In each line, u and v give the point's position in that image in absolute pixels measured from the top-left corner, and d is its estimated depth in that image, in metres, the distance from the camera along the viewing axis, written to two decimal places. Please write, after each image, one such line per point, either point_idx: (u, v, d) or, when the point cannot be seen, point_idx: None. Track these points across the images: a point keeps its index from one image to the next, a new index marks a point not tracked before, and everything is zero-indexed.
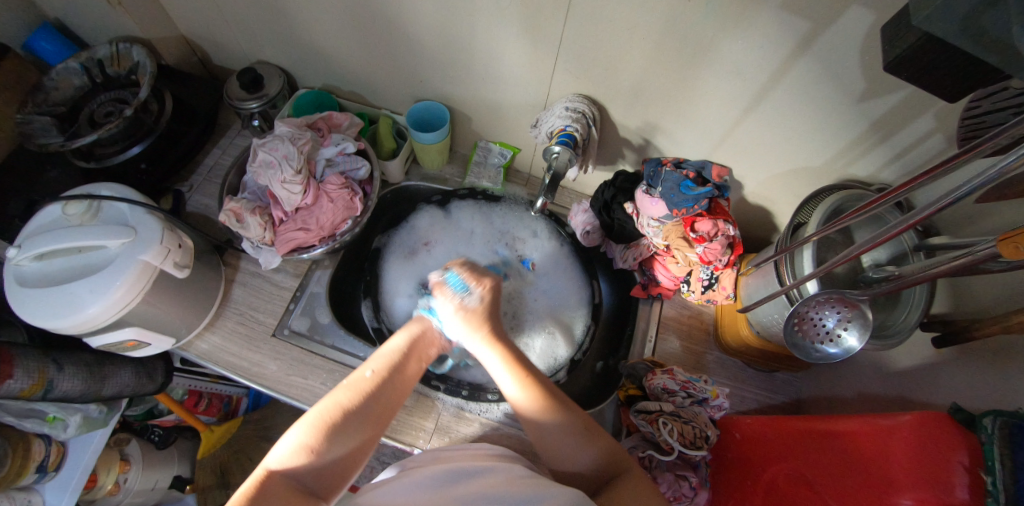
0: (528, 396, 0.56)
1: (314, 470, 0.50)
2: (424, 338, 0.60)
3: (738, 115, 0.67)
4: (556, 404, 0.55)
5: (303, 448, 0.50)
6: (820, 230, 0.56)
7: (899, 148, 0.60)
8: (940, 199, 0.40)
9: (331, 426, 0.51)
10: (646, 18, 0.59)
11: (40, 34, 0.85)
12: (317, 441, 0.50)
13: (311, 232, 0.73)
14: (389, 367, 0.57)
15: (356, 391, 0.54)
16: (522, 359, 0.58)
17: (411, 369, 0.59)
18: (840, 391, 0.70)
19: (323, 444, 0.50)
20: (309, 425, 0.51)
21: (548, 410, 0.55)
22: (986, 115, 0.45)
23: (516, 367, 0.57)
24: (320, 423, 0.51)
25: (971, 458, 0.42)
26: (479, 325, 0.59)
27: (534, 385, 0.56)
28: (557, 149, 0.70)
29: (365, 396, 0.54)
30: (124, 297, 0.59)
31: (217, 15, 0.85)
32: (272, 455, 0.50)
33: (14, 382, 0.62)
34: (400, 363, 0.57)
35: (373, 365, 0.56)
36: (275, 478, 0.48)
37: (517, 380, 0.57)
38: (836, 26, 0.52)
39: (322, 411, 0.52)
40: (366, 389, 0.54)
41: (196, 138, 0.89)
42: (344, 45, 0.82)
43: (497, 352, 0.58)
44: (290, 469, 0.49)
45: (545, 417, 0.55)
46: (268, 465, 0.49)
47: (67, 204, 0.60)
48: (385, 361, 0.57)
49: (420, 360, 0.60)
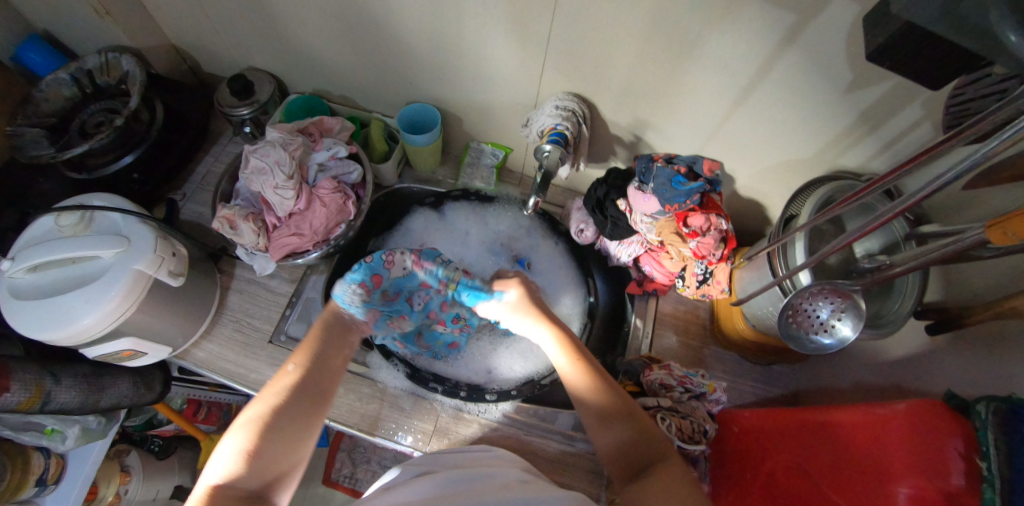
0: (578, 375, 0.59)
1: (256, 471, 0.48)
2: (331, 320, 0.63)
3: (727, 109, 0.67)
4: (603, 384, 0.57)
5: (243, 453, 0.48)
6: (809, 221, 0.56)
7: (887, 137, 0.60)
8: (925, 187, 0.41)
9: (263, 425, 0.50)
10: (632, 15, 0.59)
11: (29, 46, 0.85)
12: (253, 442, 0.49)
13: (304, 237, 0.73)
14: (311, 356, 0.58)
15: (280, 386, 0.54)
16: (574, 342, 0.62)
17: (338, 354, 0.60)
18: (837, 381, 0.70)
19: (258, 441, 0.49)
20: (243, 431, 0.50)
21: (597, 389, 0.57)
22: (970, 102, 0.45)
23: (567, 348, 0.61)
24: (253, 422, 0.50)
25: (966, 444, 0.42)
26: (529, 310, 0.64)
27: (583, 365, 0.59)
28: (548, 147, 0.70)
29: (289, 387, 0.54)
30: (118, 307, 0.59)
31: (206, 22, 0.85)
32: (211, 472, 0.48)
33: (11, 395, 0.62)
34: (320, 348, 0.59)
35: (295, 359, 0.57)
36: (220, 491, 0.46)
37: (571, 362, 0.60)
38: (820, 18, 0.52)
39: (252, 412, 0.51)
40: (293, 381, 0.55)
41: (187, 146, 0.89)
42: (333, 49, 0.82)
43: (551, 334, 0.62)
44: (233, 478, 0.47)
45: (595, 398, 0.57)
46: (211, 481, 0.47)
47: (59, 216, 0.60)
48: (305, 352, 0.58)
49: (344, 345, 0.62)
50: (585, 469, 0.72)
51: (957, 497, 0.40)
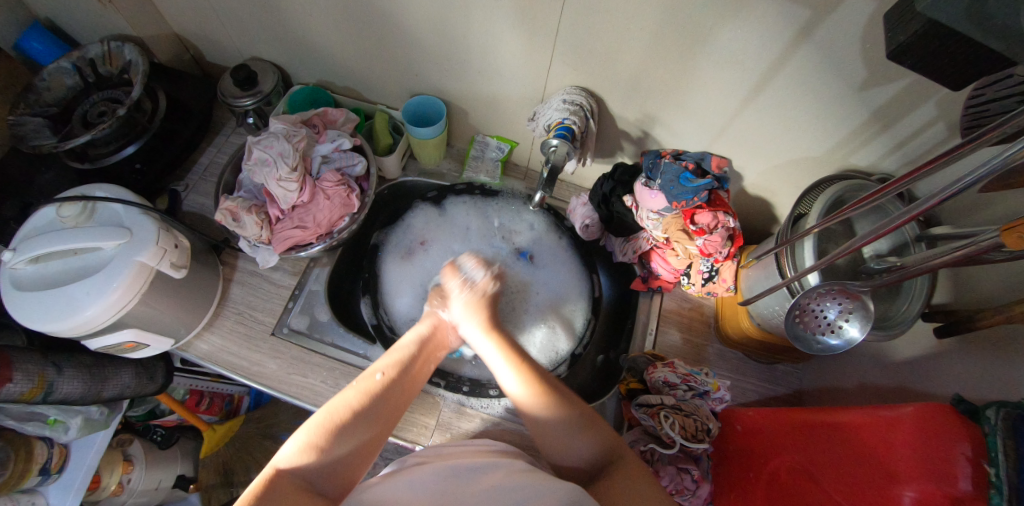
0: (528, 393, 0.57)
1: (322, 465, 0.50)
2: (430, 344, 0.63)
3: (737, 106, 0.66)
4: (557, 400, 0.56)
5: (311, 445, 0.51)
6: (820, 223, 0.55)
7: (901, 137, 0.59)
8: (941, 191, 0.40)
9: (343, 422, 0.53)
10: (643, 9, 0.58)
11: (31, 34, 0.84)
12: (327, 437, 0.51)
13: (308, 230, 0.72)
14: (400, 369, 0.59)
15: (366, 390, 0.56)
16: (522, 355, 0.60)
17: (419, 370, 0.61)
18: (842, 382, 0.70)
19: (332, 440, 0.51)
20: (317, 422, 0.52)
21: (548, 404, 0.56)
22: (989, 103, 0.45)
23: (518, 364, 0.59)
24: (331, 420, 0.52)
25: (974, 449, 0.42)
26: (477, 312, 0.64)
27: (535, 381, 0.58)
28: (555, 142, 0.69)
29: (375, 395, 0.55)
30: (121, 299, 0.59)
31: (209, 10, 0.83)
32: (282, 453, 0.50)
33: (14, 385, 0.62)
34: (410, 365, 0.60)
35: (384, 367, 0.58)
36: (286, 475, 0.48)
37: (518, 376, 0.58)
38: (836, 13, 0.51)
39: (333, 409, 0.53)
40: (378, 389, 0.56)
41: (191, 136, 0.89)
42: (338, 39, 0.81)
43: (498, 346, 0.61)
44: (300, 467, 0.49)
45: (545, 411, 0.56)
46: (278, 463, 0.50)
47: (61, 207, 0.60)
48: (395, 362, 0.59)
49: (425, 363, 0.62)
50: None
51: (964, 502, 0.40)
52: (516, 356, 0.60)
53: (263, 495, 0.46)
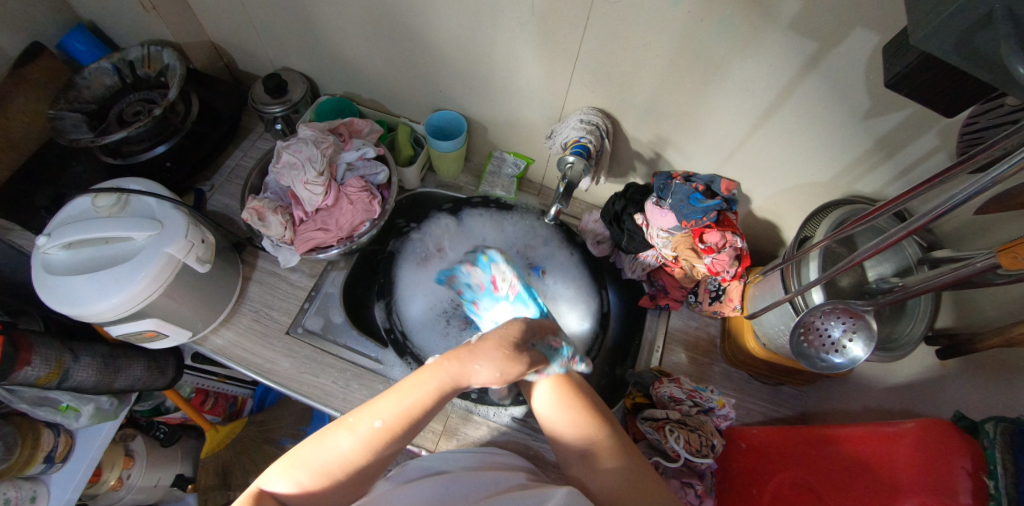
0: (564, 415, 0.58)
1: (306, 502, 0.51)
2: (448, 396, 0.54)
3: (747, 130, 0.70)
4: (592, 423, 0.58)
5: (298, 482, 0.51)
6: (826, 238, 0.58)
7: (904, 164, 0.62)
8: (936, 208, 0.43)
9: (333, 470, 0.51)
10: (661, 37, 0.62)
11: (74, 36, 0.89)
12: (317, 481, 0.51)
13: (330, 233, 0.75)
14: (404, 421, 0.53)
15: (361, 439, 0.52)
16: (573, 386, 0.60)
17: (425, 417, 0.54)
18: (845, 403, 0.71)
19: (323, 484, 0.51)
20: (310, 457, 0.52)
21: (585, 426, 0.57)
22: (983, 131, 0.48)
23: (559, 390, 0.59)
24: (323, 465, 0.51)
25: (973, 463, 0.43)
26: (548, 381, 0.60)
27: (571, 406, 0.58)
28: (572, 159, 0.73)
29: (371, 445, 0.52)
30: (146, 289, 0.61)
31: (247, 22, 0.88)
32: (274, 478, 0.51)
33: (31, 369, 0.64)
34: (416, 419, 0.53)
35: (386, 416, 0.52)
36: (266, 499, 0.50)
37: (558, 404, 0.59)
38: (841, 46, 0.54)
39: (324, 450, 0.52)
40: (377, 440, 0.52)
41: (219, 139, 0.92)
42: (369, 54, 0.85)
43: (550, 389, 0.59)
44: (283, 496, 0.51)
45: (580, 433, 0.57)
46: (264, 484, 0.51)
47: (97, 197, 0.63)
48: (400, 414, 0.52)
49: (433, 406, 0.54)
50: None
51: None
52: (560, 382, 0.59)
53: None
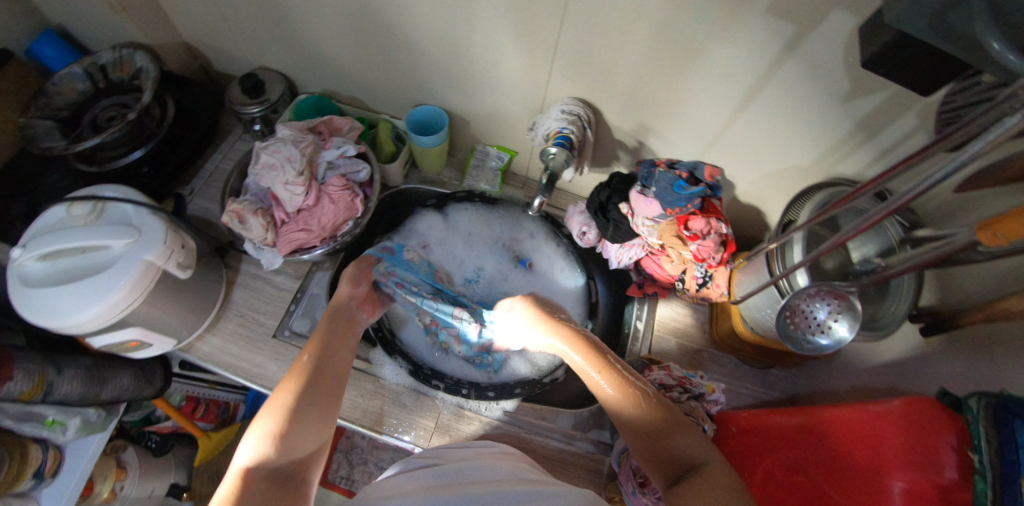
0: (600, 379, 0.56)
1: (287, 451, 0.49)
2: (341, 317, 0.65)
3: (729, 116, 0.69)
4: (636, 399, 0.53)
5: (268, 436, 0.49)
6: (809, 220, 0.58)
7: (884, 145, 0.62)
8: (914, 186, 0.43)
9: (289, 407, 0.51)
10: (639, 24, 0.62)
11: (43, 41, 0.87)
12: (281, 425, 0.50)
13: (313, 233, 0.74)
14: (322, 345, 0.59)
15: (299, 373, 0.55)
16: (586, 342, 0.61)
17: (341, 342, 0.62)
18: (833, 384, 0.72)
19: (286, 423, 0.50)
20: (265, 413, 0.51)
21: (628, 401, 0.54)
22: (960, 109, 0.48)
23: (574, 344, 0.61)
24: (276, 408, 0.51)
25: (959, 439, 0.44)
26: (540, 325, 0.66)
27: (603, 368, 0.57)
28: (554, 150, 0.72)
29: (307, 373, 0.55)
30: (127, 297, 0.60)
31: (220, 21, 0.86)
32: (239, 456, 0.47)
33: (13, 384, 0.63)
34: (330, 340, 0.60)
35: (306, 350, 0.58)
36: (252, 472, 0.46)
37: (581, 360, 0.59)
38: (819, 28, 0.54)
39: (273, 399, 0.52)
40: (310, 366, 0.56)
41: (197, 143, 0.90)
42: (346, 51, 0.84)
43: (566, 339, 0.62)
44: (265, 458, 0.47)
45: (624, 406, 0.54)
46: (238, 467, 0.47)
47: (72, 206, 0.61)
48: (316, 343, 0.59)
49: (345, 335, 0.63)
50: (586, 469, 0.72)
51: (950, 491, 0.42)
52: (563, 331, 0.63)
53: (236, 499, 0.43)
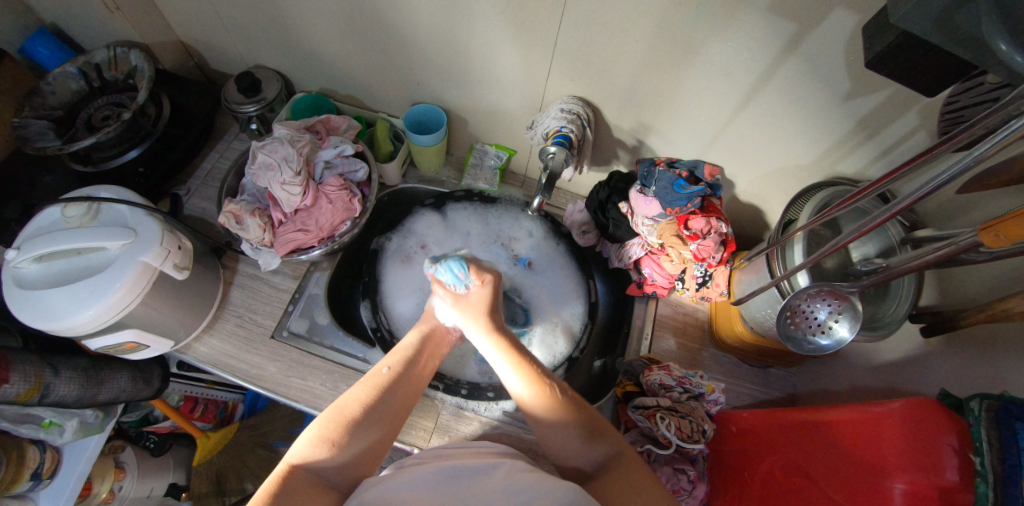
0: (530, 391, 0.56)
1: (336, 461, 0.51)
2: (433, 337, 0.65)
3: (729, 115, 0.69)
4: (561, 404, 0.55)
5: (323, 440, 0.51)
6: (810, 221, 0.58)
7: (885, 144, 0.62)
8: (919, 188, 0.42)
9: (352, 418, 0.54)
10: (640, 22, 0.61)
11: (36, 39, 0.86)
12: (339, 434, 0.52)
13: (310, 234, 0.73)
14: (404, 364, 0.60)
15: (373, 384, 0.57)
16: (521, 352, 0.60)
17: (424, 365, 0.62)
18: (833, 383, 0.72)
19: (344, 435, 0.52)
20: (328, 417, 0.54)
21: (552, 408, 0.55)
22: (964, 109, 0.48)
23: (509, 353, 0.59)
24: (340, 415, 0.54)
25: (960, 441, 0.43)
26: (478, 317, 0.63)
27: (538, 381, 0.57)
28: (554, 149, 0.72)
29: (381, 389, 0.57)
30: (123, 299, 0.59)
31: (215, 19, 0.85)
32: (294, 449, 0.51)
33: (10, 386, 0.62)
34: (414, 360, 0.61)
35: (389, 362, 0.59)
36: (299, 471, 0.49)
37: (521, 375, 0.57)
38: (821, 26, 0.53)
39: (343, 404, 0.55)
40: (385, 383, 0.57)
41: (193, 142, 0.90)
42: (343, 49, 0.83)
43: (499, 346, 0.61)
44: (315, 462, 0.50)
45: (545, 412, 0.56)
46: (290, 460, 0.50)
47: (65, 207, 0.60)
48: (400, 359, 0.60)
49: (430, 357, 0.64)
50: None
51: (953, 492, 0.42)
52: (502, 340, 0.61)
53: (277, 492, 0.47)
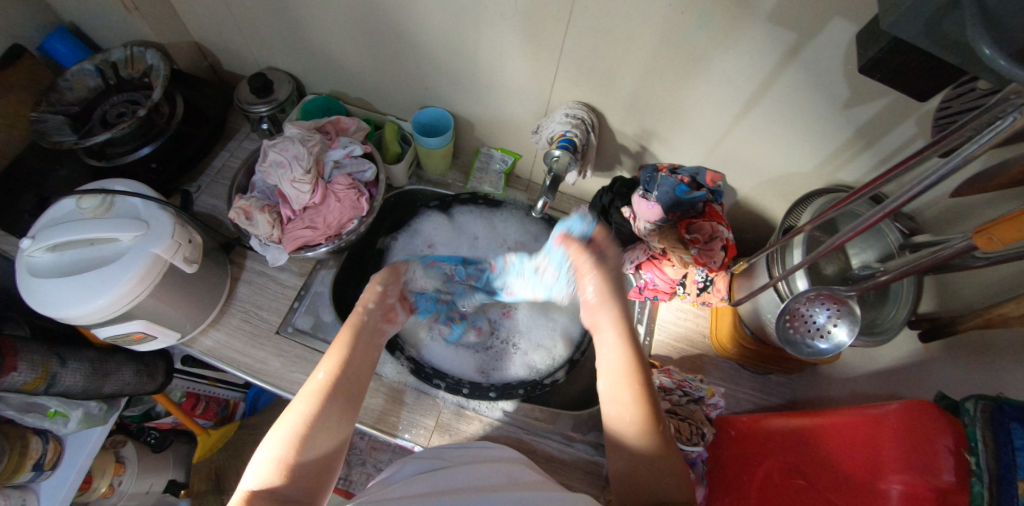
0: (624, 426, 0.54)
1: (297, 482, 0.48)
2: (366, 327, 0.61)
3: (731, 122, 0.70)
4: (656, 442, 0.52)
5: (279, 462, 0.48)
6: (808, 223, 0.59)
7: (884, 152, 0.63)
8: (910, 189, 0.43)
9: (301, 433, 0.50)
10: (644, 30, 0.63)
11: (55, 37, 0.88)
12: (288, 449, 0.49)
13: (318, 230, 0.75)
14: (341, 364, 0.56)
15: (316, 395, 0.53)
16: (640, 366, 0.57)
17: (363, 360, 0.59)
18: (832, 390, 0.72)
19: (296, 453, 0.49)
20: (279, 437, 0.50)
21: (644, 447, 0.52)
22: (956, 115, 0.48)
23: (628, 375, 0.56)
24: (291, 432, 0.50)
25: (956, 441, 0.44)
26: (601, 288, 0.62)
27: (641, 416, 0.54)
28: (558, 152, 0.73)
29: (324, 396, 0.53)
30: (133, 289, 0.60)
31: (230, 21, 0.88)
32: (249, 476, 0.47)
33: (18, 374, 0.63)
34: (351, 354, 0.58)
35: (325, 367, 0.56)
36: (258, 496, 0.46)
37: (620, 397, 0.55)
38: (820, 36, 0.55)
39: (285, 421, 0.51)
40: (324, 389, 0.54)
41: (206, 140, 0.92)
42: (355, 53, 0.85)
43: (624, 351, 0.58)
44: (272, 485, 0.47)
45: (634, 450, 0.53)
46: (247, 488, 0.47)
47: (81, 199, 0.62)
48: (337, 359, 0.57)
49: (368, 352, 0.60)
50: (583, 469, 0.72)
51: (948, 493, 0.42)
52: (629, 367, 0.57)
53: None
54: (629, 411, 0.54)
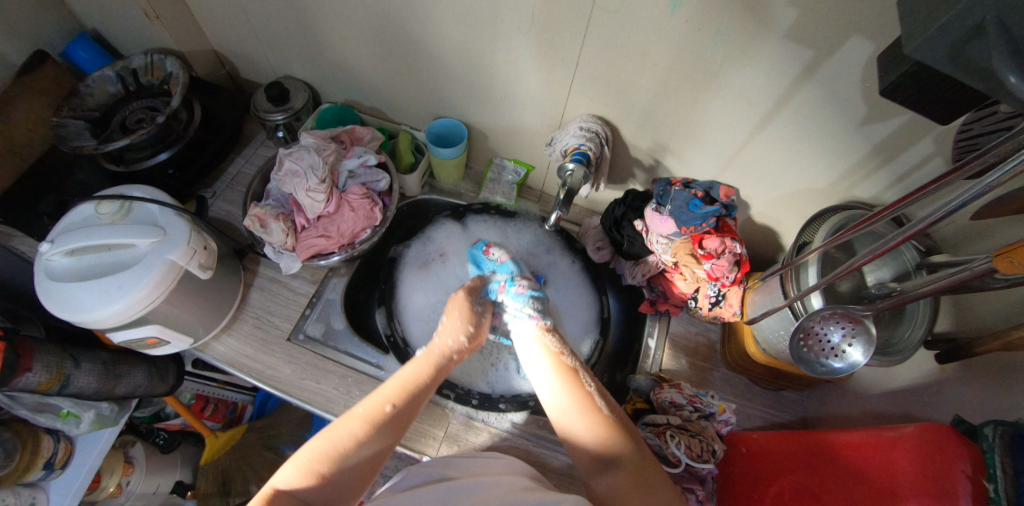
0: (584, 424, 0.55)
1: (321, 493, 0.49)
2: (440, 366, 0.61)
3: (746, 137, 0.70)
4: (616, 432, 0.54)
5: (311, 471, 0.50)
6: (824, 243, 0.59)
7: (901, 170, 0.63)
8: (933, 213, 0.43)
9: (343, 452, 0.52)
10: (660, 45, 0.63)
11: (78, 44, 0.90)
12: (327, 466, 0.51)
13: (332, 239, 0.75)
14: (406, 397, 0.56)
15: (369, 421, 0.54)
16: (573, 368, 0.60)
17: (425, 397, 0.58)
18: (845, 409, 0.71)
19: (333, 469, 0.51)
20: (319, 446, 0.52)
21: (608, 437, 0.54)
22: (978, 137, 0.49)
23: (566, 378, 0.59)
24: (333, 446, 0.52)
25: (973, 467, 0.43)
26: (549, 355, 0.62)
27: (591, 412, 0.56)
28: (572, 166, 0.73)
29: (376, 425, 0.54)
30: (149, 295, 0.61)
31: (249, 30, 0.89)
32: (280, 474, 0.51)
33: (33, 375, 0.64)
34: (419, 394, 0.57)
35: (392, 398, 0.56)
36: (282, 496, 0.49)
37: (577, 408, 0.56)
38: (838, 54, 0.55)
39: (333, 433, 0.53)
40: (380, 419, 0.54)
41: (222, 147, 0.93)
42: (371, 63, 0.86)
43: (549, 361, 0.61)
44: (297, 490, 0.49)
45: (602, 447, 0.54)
46: (275, 484, 0.50)
47: (99, 204, 0.62)
48: (401, 392, 0.56)
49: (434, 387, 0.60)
50: None
51: None
52: (562, 368, 0.60)
53: None
54: (584, 415, 0.56)
